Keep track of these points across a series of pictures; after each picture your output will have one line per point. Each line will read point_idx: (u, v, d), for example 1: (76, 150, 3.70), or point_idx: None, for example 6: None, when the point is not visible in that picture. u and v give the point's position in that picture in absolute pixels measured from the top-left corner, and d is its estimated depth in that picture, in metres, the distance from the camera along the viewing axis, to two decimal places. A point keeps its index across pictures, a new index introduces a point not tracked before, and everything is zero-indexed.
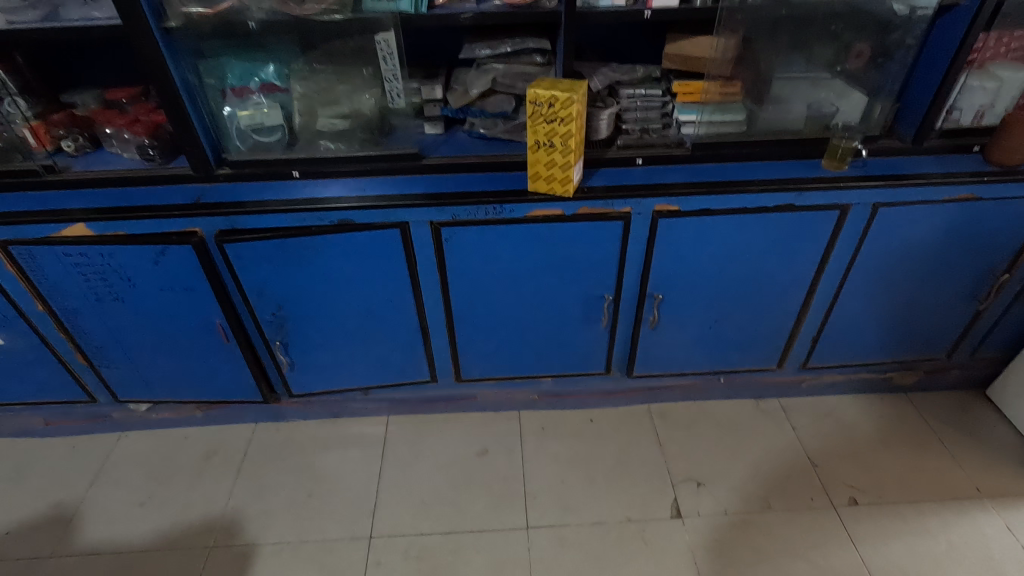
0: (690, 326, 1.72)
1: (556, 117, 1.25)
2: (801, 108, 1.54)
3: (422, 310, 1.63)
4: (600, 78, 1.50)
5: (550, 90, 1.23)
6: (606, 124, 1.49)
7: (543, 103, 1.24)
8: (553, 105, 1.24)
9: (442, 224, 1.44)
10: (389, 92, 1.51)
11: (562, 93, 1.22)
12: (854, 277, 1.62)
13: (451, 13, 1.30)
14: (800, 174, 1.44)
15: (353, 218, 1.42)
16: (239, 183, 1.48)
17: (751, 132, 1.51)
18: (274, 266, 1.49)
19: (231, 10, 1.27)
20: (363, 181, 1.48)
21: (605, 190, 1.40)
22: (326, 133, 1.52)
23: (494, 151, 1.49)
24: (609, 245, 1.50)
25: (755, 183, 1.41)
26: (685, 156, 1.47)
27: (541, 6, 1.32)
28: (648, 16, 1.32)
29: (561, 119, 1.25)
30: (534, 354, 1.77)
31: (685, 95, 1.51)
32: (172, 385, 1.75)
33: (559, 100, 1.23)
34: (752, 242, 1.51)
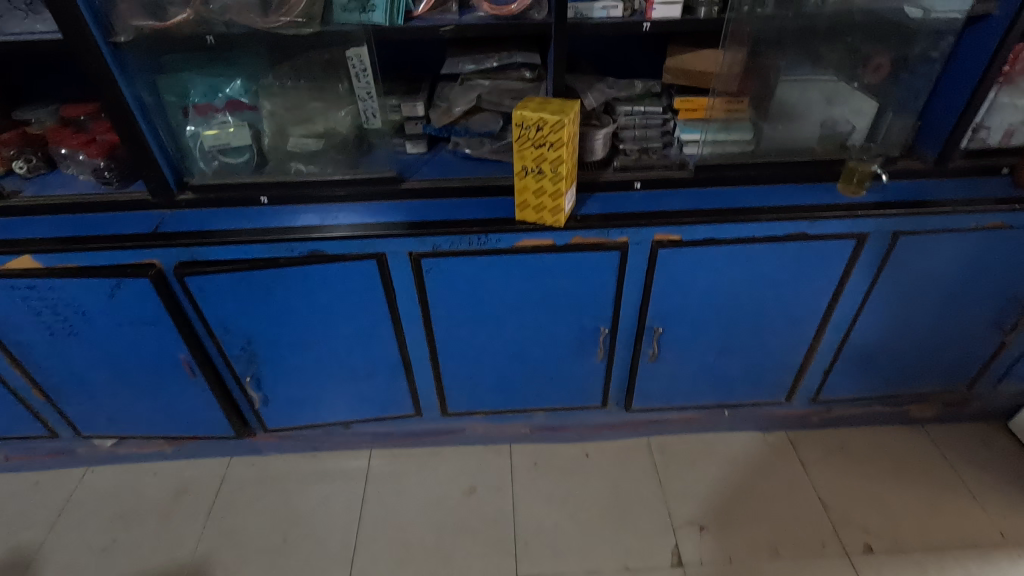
0: (692, 359, 1.60)
1: (545, 141, 1.13)
2: (815, 126, 1.41)
3: (403, 343, 1.52)
4: (594, 94, 1.37)
5: (538, 111, 1.11)
6: (601, 143, 1.36)
7: (531, 126, 1.12)
8: (542, 128, 1.12)
9: (422, 255, 1.32)
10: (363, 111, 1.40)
11: (551, 115, 1.10)
12: (870, 308, 1.50)
13: (430, 26, 1.18)
14: (813, 201, 1.32)
15: (325, 249, 1.30)
16: (202, 210, 1.36)
17: (759, 154, 1.38)
18: (242, 299, 1.37)
19: (186, 23, 1.15)
20: (336, 207, 1.36)
21: (600, 218, 1.28)
22: (298, 154, 1.41)
23: (480, 174, 1.38)
24: (605, 276, 1.38)
25: (764, 211, 1.29)
26: (687, 179, 1.36)
27: (529, 18, 1.19)
28: (647, 29, 1.20)
29: (551, 143, 1.13)
30: (525, 387, 1.65)
31: (687, 111, 1.39)
32: (138, 422, 1.64)
33: (548, 123, 1.11)
34: (760, 272, 1.39)
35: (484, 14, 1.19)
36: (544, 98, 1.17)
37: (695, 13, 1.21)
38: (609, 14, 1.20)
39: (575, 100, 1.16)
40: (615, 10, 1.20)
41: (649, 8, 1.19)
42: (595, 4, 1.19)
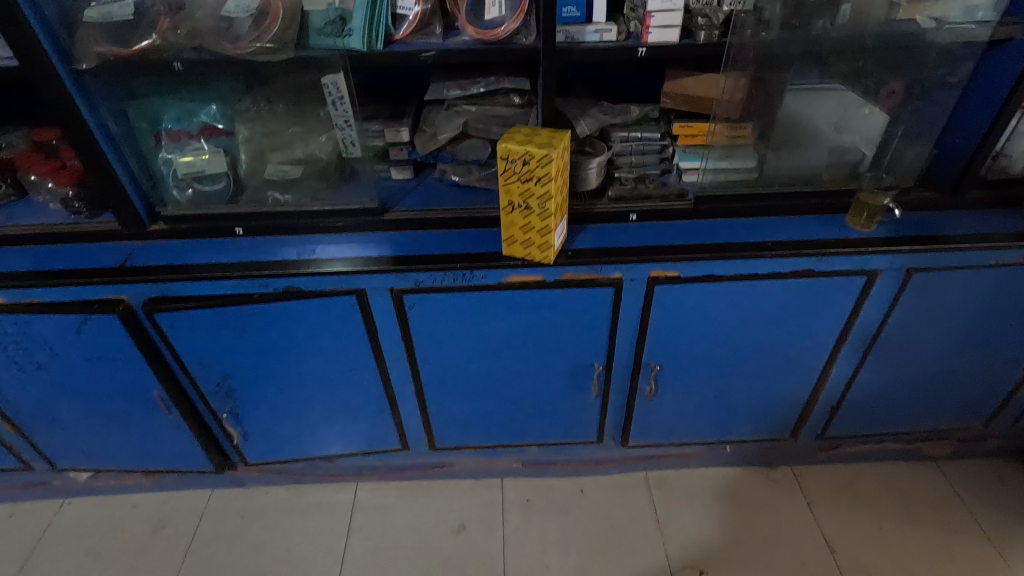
0: (692, 395, 1.52)
1: (532, 176, 1.06)
2: (824, 153, 1.33)
3: (387, 379, 1.45)
4: (588, 121, 1.29)
5: (524, 144, 1.04)
6: (596, 172, 1.29)
7: (516, 160, 1.05)
8: (528, 162, 1.05)
9: (403, 291, 1.24)
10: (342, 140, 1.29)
11: (538, 149, 1.03)
12: (881, 345, 1.41)
13: (410, 51, 1.11)
14: (820, 235, 1.24)
15: (301, 284, 1.23)
16: (174, 241, 1.30)
17: (763, 184, 1.31)
18: (215, 335, 1.30)
19: (151, 49, 1.08)
20: (314, 239, 1.29)
21: (592, 254, 1.21)
22: (275, 181, 1.33)
23: (467, 204, 1.31)
24: (598, 313, 1.30)
25: (768, 246, 1.21)
26: (686, 211, 1.28)
27: (516, 42, 1.11)
28: (642, 54, 1.12)
29: (538, 178, 1.06)
30: (516, 423, 1.58)
31: (687, 137, 1.32)
32: (113, 455, 1.57)
33: (535, 157, 1.04)
34: (763, 309, 1.31)
35: (470, 38, 1.12)
36: (532, 129, 1.11)
37: (694, 37, 1.13)
38: (602, 38, 1.13)
39: (565, 132, 1.09)
40: (608, 34, 1.13)
41: (645, 31, 1.11)
42: (587, 28, 1.12)
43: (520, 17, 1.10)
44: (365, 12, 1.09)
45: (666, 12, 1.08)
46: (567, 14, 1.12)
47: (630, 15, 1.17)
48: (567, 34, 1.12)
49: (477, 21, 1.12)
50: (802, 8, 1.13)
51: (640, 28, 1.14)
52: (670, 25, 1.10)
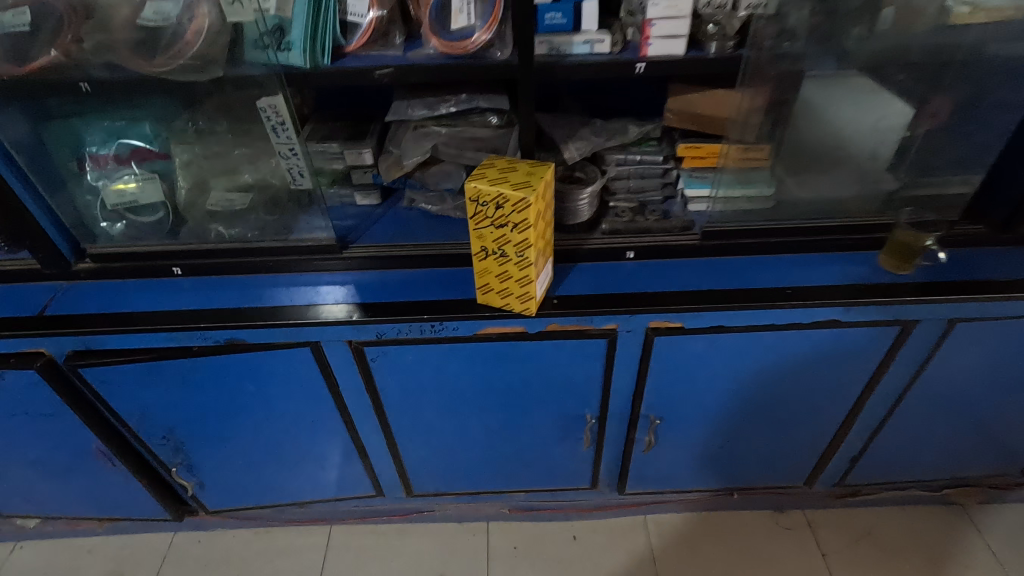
0: (696, 444, 1.36)
1: (507, 222, 0.89)
2: (849, 179, 1.16)
3: (354, 428, 1.29)
4: (578, 143, 1.10)
5: (498, 185, 0.87)
6: (588, 204, 1.11)
7: (488, 203, 0.88)
8: (502, 205, 0.87)
9: (363, 344, 1.08)
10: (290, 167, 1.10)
11: (513, 191, 0.86)
12: (913, 397, 1.24)
13: (364, 68, 0.93)
14: (847, 280, 1.06)
15: (245, 338, 1.07)
16: (104, 282, 1.13)
17: (781, 217, 1.13)
18: (154, 388, 1.15)
19: (52, 67, 0.90)
20: (264, 280, 1.13)
21: (581, 303, 1.04)
22: (219, 213, 1.17)
23: (439, 239, 1.14)
24: (589, 365, 1.14)
25: (787, 295, 1.03)
26: (692, 248, 1.11)
27: (488, 57, 0.92)
28: (641, 70, 0.94)
29: (514, 224, 0.89)
30: (501, 471, 1.43)
31: (694, 160, 1.14)
32: (58, 506, 1.43)
33: (509, 201, 0.86)
34: (778, 360, 1.15)
35: (434, 51, 0.93)
36: (509, 162, 0.93)
37: (703, 48, 0.94)
38: (593, 50, 0.94)
39: (547, 167, 0.91)
40: (601, 44, 0.94)
41: (644, 43, 0.92)
42: (575, 37, 0.94)
43: (493, 26, 0.91)
44: (305, 22, 0.91)
45: (670, 20, 0.90)
46: (550, 21, 0.93)
47: (627, 22, 0.98)
48: (552, 46, 0.94)
49: (441, 32, 0.93)
50: (833, 13, 0.94)
51: (638, 38, 0.95)
52: (675, 36, 0.92)
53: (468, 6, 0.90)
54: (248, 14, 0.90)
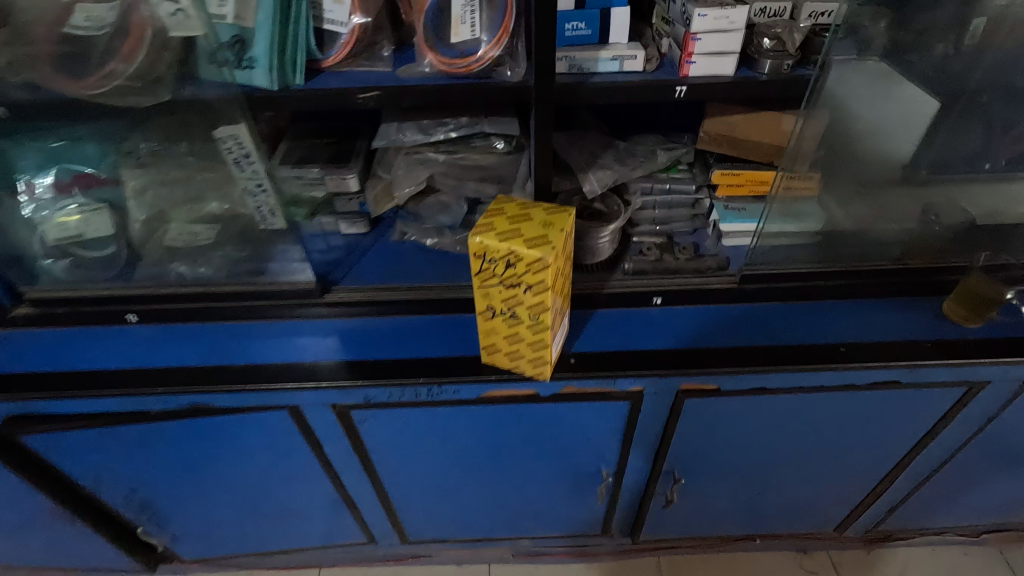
0: (720, 495, 1.23)
1: (519, 282, 0.74)
2: (906, 211, 1.01)
3: (341, 484, 1.15)
4: (600, 173, 0.93)
5: (508, 241, 0.72)
6: (609, 241, 0.97)
7: (496, 261, 0.73)
8: (513, 265, 0.72)
9: (349, 408, 0.94)
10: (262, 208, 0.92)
11: (526, 250, 0.70)
12: (968, 453, 1.11)
13: (344, 90, 0.76)
14: (908, 335, 0.92)
15: (211, 402, 0.92)
16: (49, 329, 0.98)
17: (829, 258, 0.98)
18: (111, 450, 1.01)
19: None
20: (233, 329, 0.98)
21: (603, 364, 0.89)
22: (181, 249, 1.01)
23: (435, 279, 0.99)
24: (608, 424, 1.01)
25: (842, 355, 0.89)
26: (728, 294, 0.97)
27: (496, 77, 0.76)
28: (681, 93, 0.78)
29: (527, 285, 0.74)
30: (505, 521, 1.30)
31: (729, 189, 0.99)
32: (17, 559, 1.30)
33: (522, 260, 0.71)
34: (823, 419, 1.01)
35: (430, 69, 0.77)
36: (521, 205, 0.77)
37: (754, 66, 0.78)
38: (623, 68, 0.78)
39: (567, 213, 0.76)
40: (633, 61, 0.78)
41: (686, 60, 0.76)
42: (602, 52, 0.77)
43: (503, 40, 0.73)
44: (268, 34, 0.73)
45: (718, 34, 0.74)
46: (571, 32, 0.77)
47: (661, 31, 0.82)
48: (573, 63, 0.77)
49: (439, 44, 0.76)
50: None
51: (676, 53, 0.78)
52: (723, 52, 0.75)
53: (471, 16, 0.73)
54: (197, 26, 0.72)
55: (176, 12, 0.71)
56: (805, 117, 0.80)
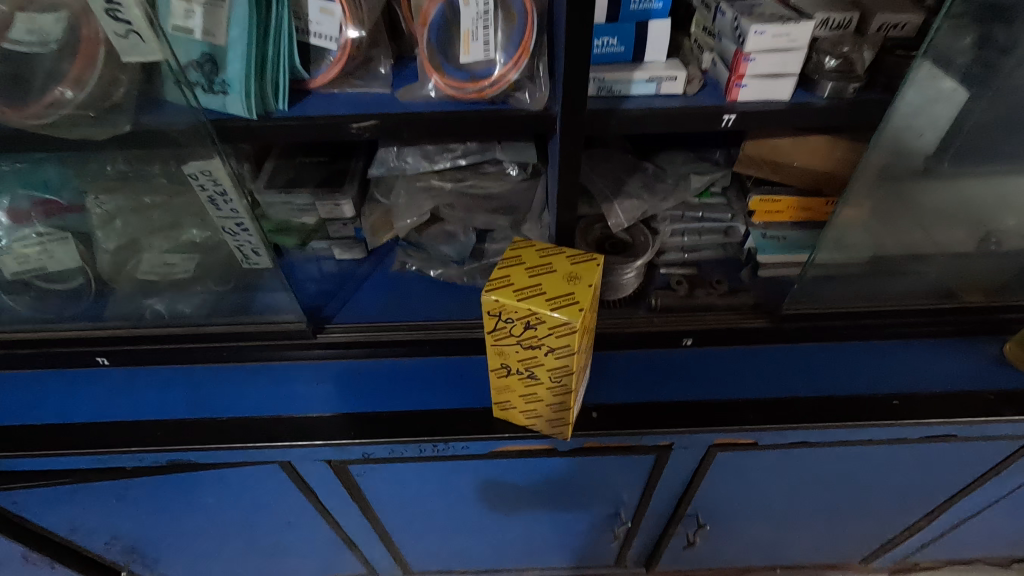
0: (744, 534, 1.16)
1: (540, 344, 0.64)
2: (963, 237, 0.91)
3: (339, 529, 1.07)
4: (627, 204, 0.83)
5: (528, 299, 0.62)
6: (634, 276, 0.87)
7: (514, 321, 0.63)
8: (533, 327, 0.62)
9: (346, 463, 0.86)
10: (240, 247, 0.79)
11: (550, 311, 0.61)
12: (1013, 494, 1.04)
13: (335, 118, 0.65)
14: (967, 384, 0.83)
15: (193, 458, 0.83)
16: (12, 372, 0.88)
17: (877, 297, 0.88)
18: (88, 500, 0.93)
19: None
20: (216, 373, 0.88)
21: (629, 419, 0.80)
22: (156, 283, 0.90)
23: (438, 315, 0.88)
24: (628, 473, 0.93)
25: (895, 409, 0.80)
26: (766, 336, 0.87)
27: (512, 104, 0.64)
28: (729, 123, 0.67)
29: (550, 349, 0.64)
30: (515, 557, 1.22)
31: (768, 216, 0.90)
32: None
33: (544, 323, 0.61)
34: (864, 467, 0.93)
35: (436, 93, 0.66)
36: (542, 253, 0.67)
37: (811, 89, 0.67)
38: (660, 90, 0.67)
39: (595, 262, 0.66)
40: (672, 83, 0.67)
41: (735, 84, 0.65)
42: (637, 72, 0.66)
43: (522, 61, 0.62)
44: (242, 52, 0.61)
45: (774, 55, 0.63)
46: (600, 49, 0.66)
47: (703, 45, 0.71)
48: (602, 85, 0.66)
49: (446, 64, 0.65)
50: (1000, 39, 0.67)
51: (723, 74, 0.67)
52: (779, 75, 0.64)
53: (483, 30, 0.61)
54: (154, 50, 0.56)
55: (126, 34, 0.56)
56: (874, 151, 0.68)
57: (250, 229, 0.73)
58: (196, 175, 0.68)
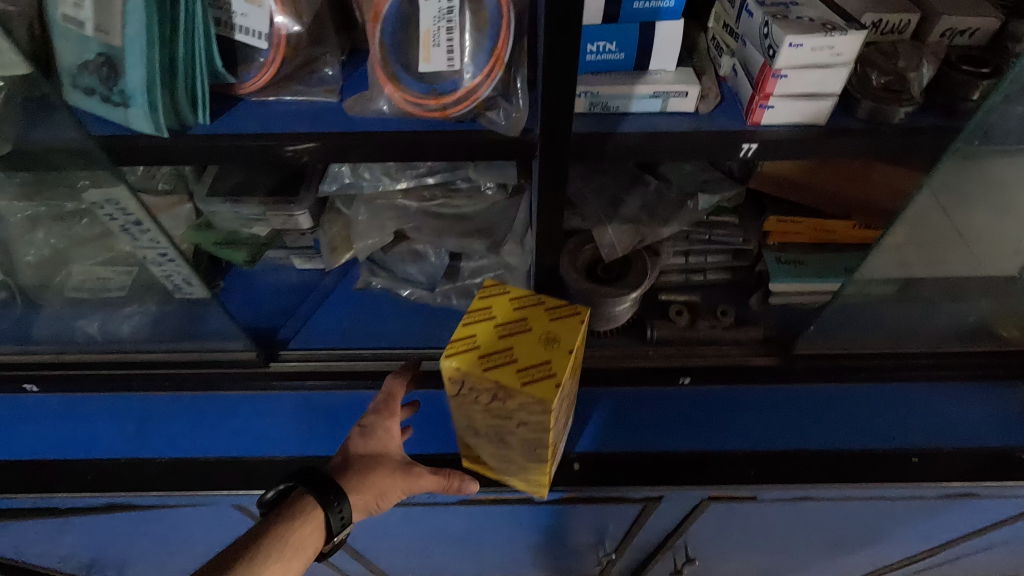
0: (736, 559, 1.10)
1: (510, 415, 0.56)
2: (1001, 265, 0.80)
3: None
4: (623, 228, 0.72)
5: (495, 369, 0.54)
6: (629, 306, 0.77)
7: (479, 390, 0.55)
8: (502, 399, 0.55)
9: None
10: (168, 274, 0.68)
11: (520, 385, 0.53)
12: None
13: (265, 140, 0.53)
14: (996, 439, 0.74)
15: (131, 502, 0.75)
16: None
17: (895, 338, 0.79)
18: (29, 528, 0.86)
19: None
20: (157, 404, 0.77)
21: (616, 475, 0.71)
22: (89, 301, 0.80)
23: (406, 342, 0.80)
24: (614, 513, 0.86)
25: (915, 469, 0.71)
26: (773, 376, 0.78)
27: (483, 124, 0.52)
28: (749, 153, 0.54)
29: (521, 420, 0.56)
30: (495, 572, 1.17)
31: (783, 236, 0.79)
32: None
33: (514, 397, 0.54)
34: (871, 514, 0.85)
35: (390, 107, 0.53)
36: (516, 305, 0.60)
37: (849, 108, 0.54)
38: (666, 107, 0.55)
39: (578, 318, 0.58)
40: (682, 99, 0.54)
41: (759, 104, 0.52)
42: (638, 84, 0.54)
43: (495, 72, 0.50)
44: (145, 56, 0.49)
45: (810, 71, 0.50)
46: (596, 56, 0.54)
47: (723, 47, 0.59)
48: (596, 101, 0.54)
49: (401, 71, 0.52)
50: None
51: (744, 87, 0.55)
52: (814, 95, 0.52)
53: (446, 34, 0.49)
54: (16, 63, 0.48)
55: None
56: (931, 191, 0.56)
57: (178, 262, 0.63)
58: (105, 202, 0.56)
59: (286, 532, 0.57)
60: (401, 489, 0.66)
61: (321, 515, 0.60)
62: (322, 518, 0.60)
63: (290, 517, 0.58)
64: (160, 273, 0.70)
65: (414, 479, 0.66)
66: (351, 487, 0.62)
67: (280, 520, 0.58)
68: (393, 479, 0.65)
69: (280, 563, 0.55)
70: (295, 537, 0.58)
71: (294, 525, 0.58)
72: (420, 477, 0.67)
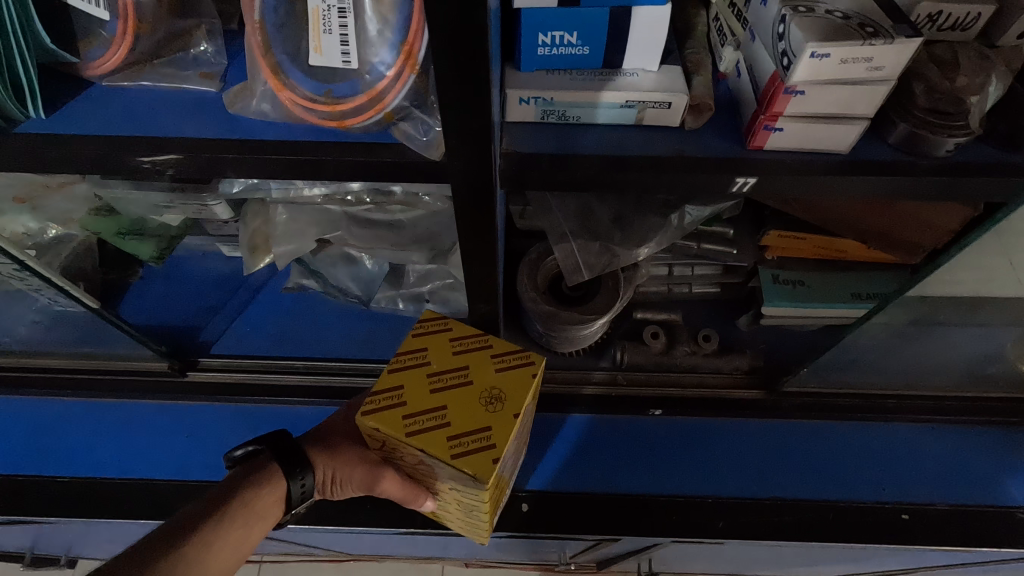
0: None
1: (442, 477, 0.49)
2: None
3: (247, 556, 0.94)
4: (594, 246, 0.60)
5: (423, 433, 0.46)
6: (598, 329, 0.66)
7: (405, 452, 0.48)
8: (429, 465, 0.47)
9: None
10: (37, 286, 0.60)
11: (450, 456, 0.45)
12: None
13: (111, 144, 0.40)
14: (997, 499, 0.65)
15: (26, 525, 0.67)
16: None
17: (895, 373, 0.70)
18: None
19: None
20: (57, 416, 0.69)
21: (567, 520, 0.63)
22: None
23: (343, 354, 0.70)
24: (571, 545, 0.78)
25: (905, 531, 0.63)
26: (753, 410, 0.69)
27: (393, 138, 0.39)
28: (745, 187, 0.42)
29: (454, 485, 0.49)
30: None
31: (783, 251, 0.68)
32: None
33: (442, 467, 0.46)
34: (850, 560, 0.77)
35: (273, 107, 0.41)
36: (456, 346, 0.52)
37: (881, 133, 0.42)
38: (641, 118, 0.42)
39: (530, 365, 0.51)
40: (663, 110, 0.41)
41: (762, 125, 0.39)
42: (606, 89, 0.40)
43: (405, 74, 0.38)
44: None
45: (834, 86, 0.37)
46: (550, 50, 0.40)
47: (727, 33, 0.44)
48: (550, 109, 0.41)
49: (287, 62, 0.39)
50: None
51: (747, 98, 0.42)
52: (837, 116, 0.39)
53: (338, 18, 0.36)
54: None
55: None
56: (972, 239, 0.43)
57: (32, 274, 0.54)
58: None
59: (243, 498, 0.46)
60: (359, 481, 0.53)
61: (283, 485, 0.49)
62: (283, 489, 0.49)
63: (249, 482, 0.47)
64: (27, 284, 0.61)
65: (376, 479, 0.53)
66: (317, 458, 0.51)
67: (238, 484, 0.47)
68: (352, 469, 0.52)
69: (233, 537, 0.44)
70: (256, 505, 0.46)
71: (254, 492, 0.47)
72: (382, 480, 0.53)
